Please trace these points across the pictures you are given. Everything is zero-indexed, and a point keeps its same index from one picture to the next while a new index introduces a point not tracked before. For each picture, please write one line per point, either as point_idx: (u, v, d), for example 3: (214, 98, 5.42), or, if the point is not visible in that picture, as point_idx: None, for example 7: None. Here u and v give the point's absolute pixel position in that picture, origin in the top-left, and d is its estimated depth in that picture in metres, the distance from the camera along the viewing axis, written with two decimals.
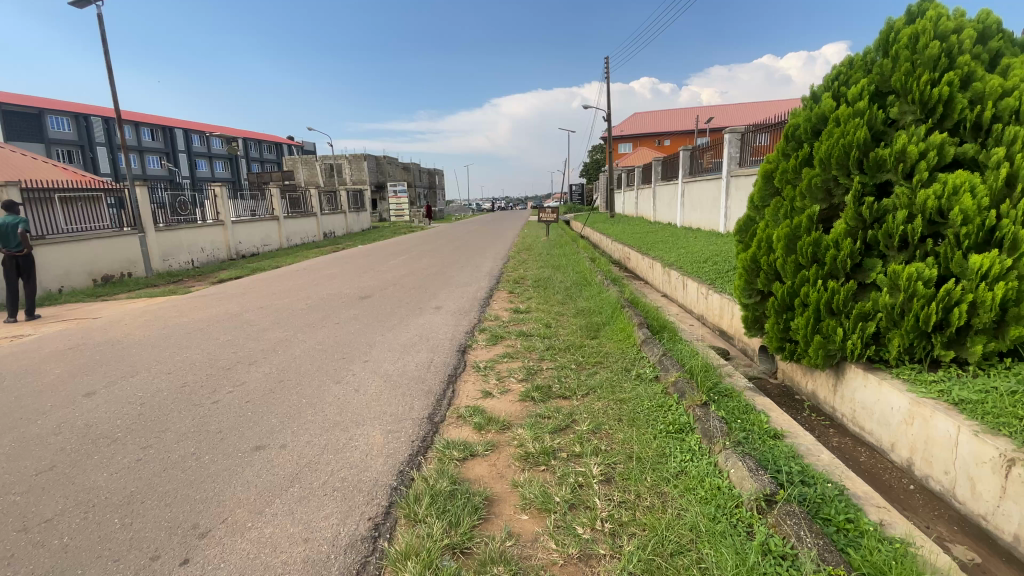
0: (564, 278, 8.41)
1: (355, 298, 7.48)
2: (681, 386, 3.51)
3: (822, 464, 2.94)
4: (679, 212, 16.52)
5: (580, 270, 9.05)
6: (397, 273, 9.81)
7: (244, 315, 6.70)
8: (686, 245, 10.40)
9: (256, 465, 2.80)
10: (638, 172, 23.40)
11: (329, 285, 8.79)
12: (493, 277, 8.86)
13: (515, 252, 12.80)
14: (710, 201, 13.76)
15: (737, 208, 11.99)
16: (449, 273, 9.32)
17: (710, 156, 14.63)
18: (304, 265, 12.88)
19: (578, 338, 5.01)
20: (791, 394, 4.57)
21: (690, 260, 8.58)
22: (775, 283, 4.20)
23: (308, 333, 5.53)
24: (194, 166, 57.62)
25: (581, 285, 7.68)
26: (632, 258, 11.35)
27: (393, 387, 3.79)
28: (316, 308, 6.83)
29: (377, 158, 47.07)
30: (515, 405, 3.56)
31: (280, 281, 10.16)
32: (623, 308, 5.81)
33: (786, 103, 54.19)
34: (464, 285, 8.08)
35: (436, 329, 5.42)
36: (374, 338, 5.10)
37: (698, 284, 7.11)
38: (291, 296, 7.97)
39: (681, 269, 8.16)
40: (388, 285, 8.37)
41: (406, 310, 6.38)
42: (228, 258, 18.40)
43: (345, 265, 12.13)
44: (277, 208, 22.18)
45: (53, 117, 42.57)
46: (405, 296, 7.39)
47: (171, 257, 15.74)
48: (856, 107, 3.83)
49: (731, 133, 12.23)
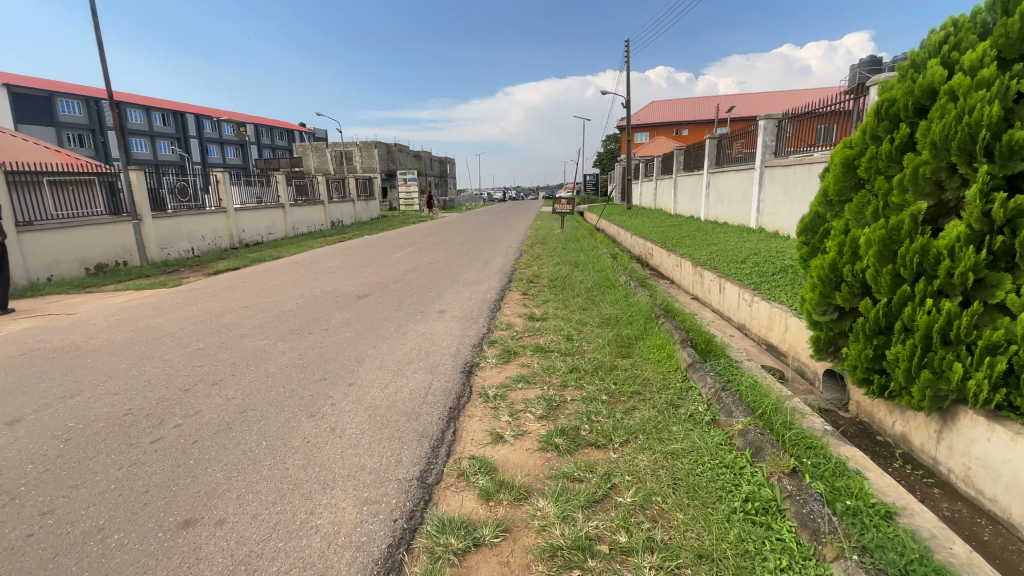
0: (584, 277, 7.59)
1: (352, 298, 6.69)
2: (753, 439, 2.67)
3: (963, 568, 2.13)
4: (704, 205, 15.57)
5: (602, 268, 8.20)
6: (400, 268, 9.00)
7: (225, 317, 5.94)
8: (717, 242, 9.48)
9: (176, 557, 2.01)
10: (657, 162, 22.37)
11: (326, 281, 8.01)
12: (505, 274, 8.06)
13: (529, 246, 11.92)
14: (740, 193, 12.78)
15: (771, 202, 11.02)
16: (456, 269, 8.51)
17: (739, 145, 13.59)
18: (304, 257, 12.12)
19: (608, 357, 4.18)
20: (872, 435, 3.74)
21: (726, 261, 7.67)
22: (864, 299, 3.34)
23: (289, 343, 4.74)
24: (204, 152, 57.11)
25: (604, 287, 6.84)
26: (656, 255, 10.46)
27: (379, 426, 2.98)
28: (305, 310, 6.04)
29: (388, 145, 46.23)
30: (533, 458, 2.73)
31: (275, 275, 9.40)
32: (658, 319, 4.95)
33: (810, 93, 52.38)
34: (472, 284, 7.26)
35: (437, 340, 4.60)
36: (364, 352, 4.30)
37: (739, 289, 6.25)
38: (282, 294, 7.19)
39: (717, 271, 7.27)
40: (389, 283, 7.58)
41: (406, 315, 5.58)
42: (230, 247, 17.71)
43: (347, 257, 11.35)
44: (283, 195, 21.50)
45: (64, 101, 42.11)
46: (407, 297, 6.59)
47: (171, 245, 15.05)
48: (981, 75, 2.92)
49: (766, 120, 11.22)
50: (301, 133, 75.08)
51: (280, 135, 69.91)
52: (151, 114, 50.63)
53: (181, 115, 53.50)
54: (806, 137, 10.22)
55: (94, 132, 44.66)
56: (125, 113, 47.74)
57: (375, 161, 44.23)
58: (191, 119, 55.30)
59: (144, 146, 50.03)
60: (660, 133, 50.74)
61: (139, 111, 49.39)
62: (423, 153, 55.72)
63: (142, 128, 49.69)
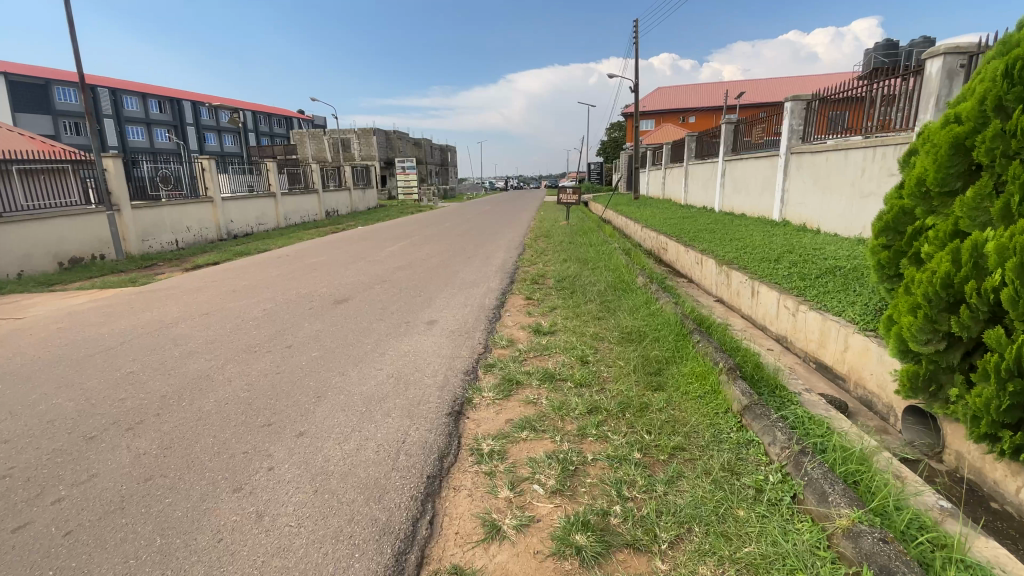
0: (596, 277, 6.70)
1: (330, 302, 5.80)
2: (873, 551, 1.79)
3: None
4: (718, 194, 14.64)
5: (615, 267, 7.31)
6: (389, 265, 8.10)
7: (178, 327, 5.05)
8: (739, 237, 8.56)
9: None
10: (665, 150, 21.35)
11: (304, 281, 7.12)
12: (505, 274, 7.19)
13: (532, 240, 11.03)
14: (761, 183, 11.83)
15: (797, 192, 10.07)
16: (451, 268, 7.62)
17: (760, 130, 12.57)
18: (289, 251, 11.21)
19: (635, 390, 3.31)
20: (982, 498, 2.87)
21: (756, 259, 6.76)
22: (993, 328, 2.46)
23: (241, 367, 3.86)
24: (201, 140, 55.90)
25: (620, 290, 5.96)
26: (672, 249, 9.55)
27: (326, 512, 2.12)
28: (272, 319, 5.15)
29: (387, 132, 45.09)
30: (545, 573, 1.85)
31: (251, 272, 8.48)
32: (692, 335, 4.08)
33: (821, 79, 51.01)
34: (469, 286, 6.37)
35: (421, 364, 3.73)
36: (327, 382, 3.42)
37: (777, 294, 5.39)
38: (251, 297, 6.29)
39: (749, 272, 6.37)
40: (375, 283, 6.69)
41: (388, 327, 4.70)
42: (218, 238, 16.79)
43: (335, 251, 10.43)
44: (274, 184, 20.53)
45: (58, 88, 40.87)
46: (393, 301, 5.71)
47: (152, 237, 14.10)
48: None
49: (793, 102, 10.23)
50: (300, 120, 73.67)
51: (278, 123, 68.55)
52: (147, 101, 49.54)
53: (178, 101, 52.24)
54: (841, 121, 9.23)
55: (89, 120, 43.45)
56: (120, 100, 46.53)
57: (375, 149, 43.09)
58: (188, 106, 54.06)
59: (140, 133, 48.85)
60: (666, 120, 49.47)
61: (134, 98, 48.28)
62: (424, 140, 54.47)
63: (138, 115, 48.46)
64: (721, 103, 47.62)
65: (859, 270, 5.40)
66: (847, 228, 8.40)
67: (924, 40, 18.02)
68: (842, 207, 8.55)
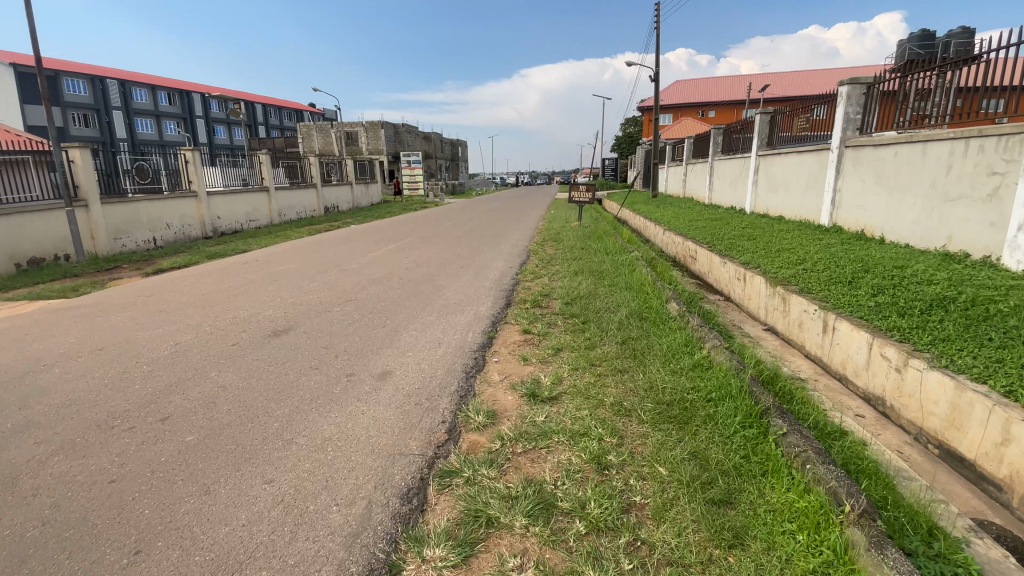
0: (617, 299, 5.28)
1: (266, 332, 4.42)
2: None
3: None
4: (751, 194, 13.09)
5: (640, 283, 5.86)
6: (364, 276, 6.73)
7: (45, 374, 3.69)
8: (789, 248, 7.07)
9: None
10: (688, 143, 19.78)
11: (253, 298, 5.74)
12: (502, 292, 5.81)
13: (538, 246, 9.65)
14: (805, 182, 10.28)
15: (855, 192, 8.56)
16: (437, 283, 6.24)
17: (802, 121, 11.06)
18: (264, 254, 9.85)
19: (696, 547, 1.89)
20: None
21: (825, 280, 5.31)
22: None
23: (68, 466, 2.48)
24: (210, 132, 54.98)
25: (650, 322, 4.51)
26: (705, 258, 8.10)
27: None
28: (175, 363, 3.79)
29: (396, 125, 43.82)
30: None
31: (203, 282, 7.12)
32: (769, 419, 2.65)
33: (847, 73, 49.06)
34: (452, 310, 4.97)
35: (340, 467, 2.34)
36: (172, 518, 2.05)
37: (871, 336, 3.93)
38: (175, 321, 4.94)
39: (817, 298, 4.94)
40: (336, 303, 5.33)
41: (321, 380, 3.32)
42: (203, 236, 15.43)
43: (313, 256, 9.05)
44: (269, 178, 19.20)
45: (65, 79, 39.91)
46: (346, 331, 4.32)
47: (126, 235, 12.77)
48: None
49: (852, 86, 8.80)
50: (310, 114, 72.54)
51: (288, 115, 67.52)
52: (156, 92, 48.73)
53: (186, 93, 51.34)
54: (911, 108, 7.65)
55: (97, 111, 42.47)
56: (129, 91, 45.70)
57: (384, 142, 41.84)
58: (197, 98, 53.19)
59: (148, 125, 47.95)
60: (685, 115, 47.81)
61: (143, 90, 47.45)
62: (434, 134, 53.16)
63: (146, 107, 47.59)
64: (742, 97, 45.98)
65: (982, 305, 3.94)
66: (924, 239, 6.92)
67: (961, 29, 16.78)
68: (917, 213, 7.06)
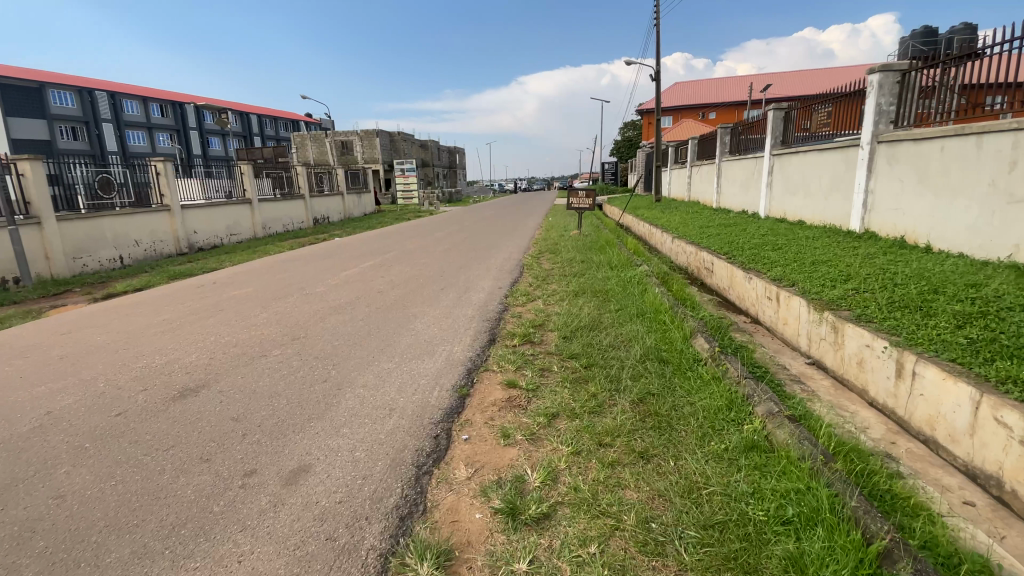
0: (628, 331, 4.23)
1: (170, 393, 3.40)
2: None
3: None
4: (767, 198, 12.05)
5: (655, 307, 4.79)
6: (327, 304, 5.69)
7: None
8: (826, 261, 6.05)
9: None
10: (692, 145, 18.80)
11: (181, 337, 4.69)
12: (487, 323, 4.77)
13: (534, 260, 8.64)
14: (830, 182, 9.26)
15: (892, 193, 7.54)
16: (410, 311, 5.20)
17: (824, 115, 10.06)
18: (228, 274, 8.80)
19: None
20: None
21: (887, 304, 4.27)
22: None
23: None
24: (204, 144, 54.16)
25: (675, 370, 3.45)
26: (725, 272, 7.07)
27: None
28: (24, 450, 2.76)
29: (391, 133, 42.94)
30: None
31: (141, 312, 6.06)
32: None
33: (849, 70, 48.17)
34: (422, 352, 3.92)
35: None
36: None
37: (975, 389, 2.89)
38: (68, 375, 3.90)
39: (882, 329, 3.90)
40: (278, 343, 4.29)
41: (203, 485, 2.29)
42: (178, 252, 14.34)
43: (278, 275, 8.02)
44: (252, 189, 18.15)
45: (54, 92, 39.10)
46: (272, 389, 3.28)
47: (87, 253, 11.72)
48: None
49: (882, 74, 7.82)
50: (307, 123, 71.68)
51: (283, 125, 66.78)
52: (149, 105, 48.03)
53: (179, 105, 50.50)
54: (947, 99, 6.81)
55: (88, 125, 41.59)
56: (121, 104, 44.90)
57: (379, 151, 40.96)
58: (191, 109, 52.44)
59: (141, 138, 47.14)
60: (684, 117, 46.93)
61: (136, 102, 46.66)
62: (432, 142, 52.35)
63: (139, 119, 46.79)
64: (744, 98, 45.08)
65: None
66: (981, 247, 5.90)
67: (966, 24, 16.08)
68: (972, 216, 6.05)
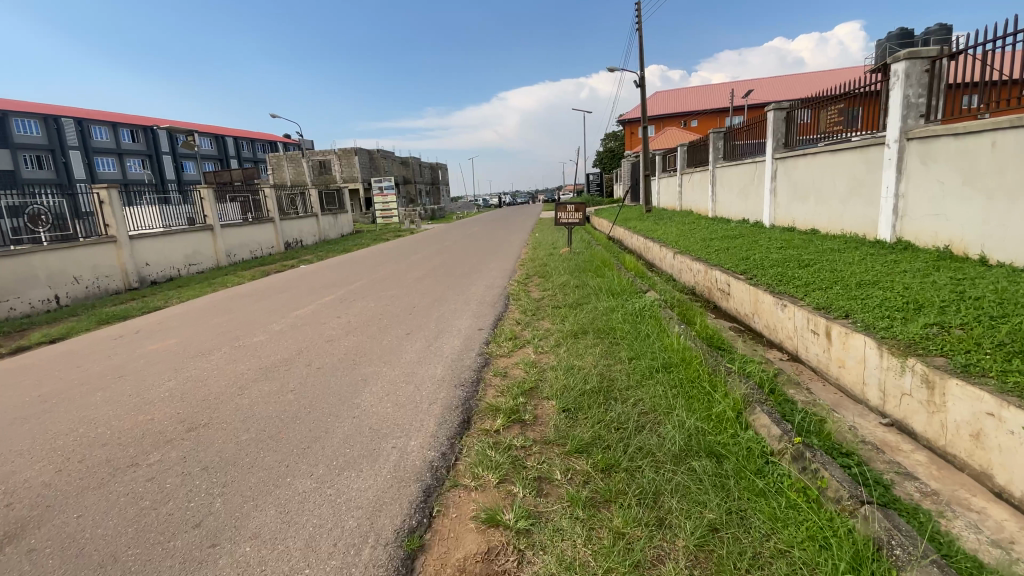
0: (652, 401, 3.05)
1: None
2: None
3: None
4: (772, 205, 11.03)
5: (682, 357, 3.61)
6: (259, 363, 4.45)
7: None
8: (876, 282, 4.96)
9: None
10: (681, 152, 17.87)
11: (42, 427, 3.40)
12: (462, 387, 3.57)
13: (521, 287, 7.48)
14: (849, 186, 8.23)
15: (930, 196, 6.52)
16: (362, 372, 3.99)
17: (834, 113, 9.07)
18: (164, 317, 7.47)
19: None
20: None
21: (995, 348, 3.16)
22: None
23: None
24: (178, 168, 52.56)
25: (741, 479, 2.27)
26: (746, 295, 5.95)
27: None
28: None
29: (370, 150, 41.83)
30: None
31: (22, 380, 4.74)
32: None
33: (827, 74, 48.15)
34: (362, 450, 2.70)
35: None
36: None
37: None
38: None
39: (1008, 390, 2.77)
40: (165, 439, 3.04)
41: None
42: (127, 287, 12.94)
43: (219, 318, 6.74)
44: (214, 214, 16.80)
45: (17, 120, 37.45)
46: (107, 550, 2.04)
47: (14, 295, 10.30)
48: None
49: (909, 63, 6.85)
50: (285, 144, 70.20)
51: (261, 147, 65.43)
52: (119, 130, 46.43)
53: (151, 129, 48.88)
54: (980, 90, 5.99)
55: (55, 153, 39.87)
56: (89, 130, 43.22)
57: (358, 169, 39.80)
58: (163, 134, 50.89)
59: (112, 164, 45.47)
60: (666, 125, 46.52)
61: (105, 128, 45.05)
62: (412, 159, 51.27)
63: (109, 146, 45.20)
64: (725, 105, 44.82)
65: None
66: None
67: (943, 26, 15.63)
68: None
